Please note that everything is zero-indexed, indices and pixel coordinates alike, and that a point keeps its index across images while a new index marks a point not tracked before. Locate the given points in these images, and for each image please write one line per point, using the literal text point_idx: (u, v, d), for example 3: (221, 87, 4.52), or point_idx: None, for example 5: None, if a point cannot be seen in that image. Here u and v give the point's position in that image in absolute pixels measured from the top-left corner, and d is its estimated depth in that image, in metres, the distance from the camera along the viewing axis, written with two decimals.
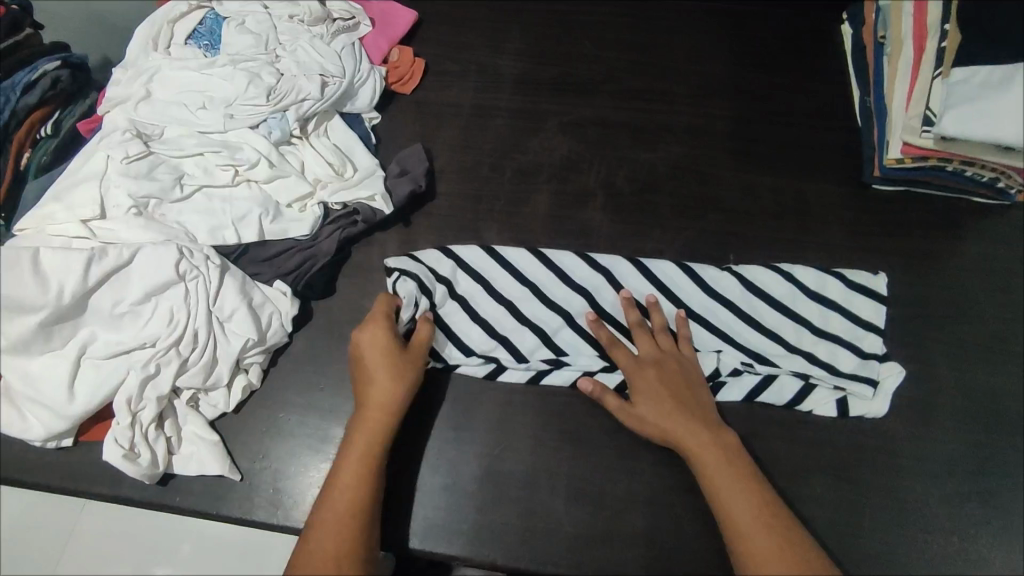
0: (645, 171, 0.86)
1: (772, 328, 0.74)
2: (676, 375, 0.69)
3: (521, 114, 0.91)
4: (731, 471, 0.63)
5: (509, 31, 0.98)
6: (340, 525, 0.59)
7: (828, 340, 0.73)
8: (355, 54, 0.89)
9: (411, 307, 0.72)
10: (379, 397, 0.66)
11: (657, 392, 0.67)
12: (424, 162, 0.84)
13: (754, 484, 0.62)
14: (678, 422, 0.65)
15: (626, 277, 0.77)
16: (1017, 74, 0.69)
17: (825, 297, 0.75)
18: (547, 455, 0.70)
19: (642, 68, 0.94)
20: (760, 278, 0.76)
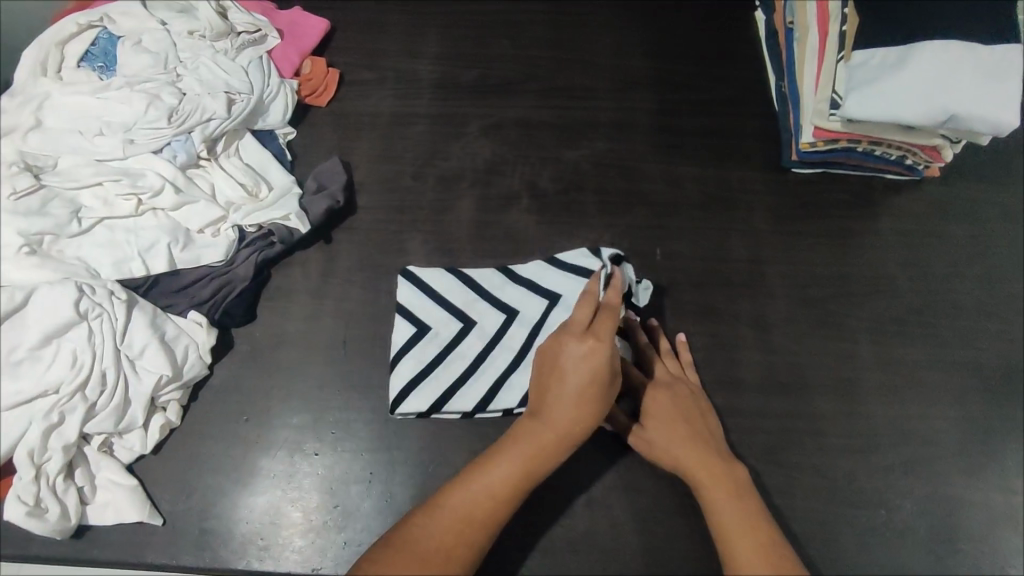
0: (568, 169, 0.86)
1: None
2: (688, 401, 0.67)
3: (441, 119, 0.89)
4: (725, 489, 0.60)
5: (425, 34, 0.96)
6: (436, 547, 0.55)
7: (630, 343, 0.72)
8: (263, 69, 0.86)
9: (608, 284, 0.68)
10: (558, 423, 0.60)
11: (669, 416, 0.65)
12: (342, 176, 0.82)
13: (744, 501, 0.60)
14: (685, 446, 0.63)
15: (549, 283, 0.75)
16: (912, 54, 0.70)
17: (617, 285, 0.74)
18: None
19: (561, 65, 0.94)
20: (550, 283, 0.75)
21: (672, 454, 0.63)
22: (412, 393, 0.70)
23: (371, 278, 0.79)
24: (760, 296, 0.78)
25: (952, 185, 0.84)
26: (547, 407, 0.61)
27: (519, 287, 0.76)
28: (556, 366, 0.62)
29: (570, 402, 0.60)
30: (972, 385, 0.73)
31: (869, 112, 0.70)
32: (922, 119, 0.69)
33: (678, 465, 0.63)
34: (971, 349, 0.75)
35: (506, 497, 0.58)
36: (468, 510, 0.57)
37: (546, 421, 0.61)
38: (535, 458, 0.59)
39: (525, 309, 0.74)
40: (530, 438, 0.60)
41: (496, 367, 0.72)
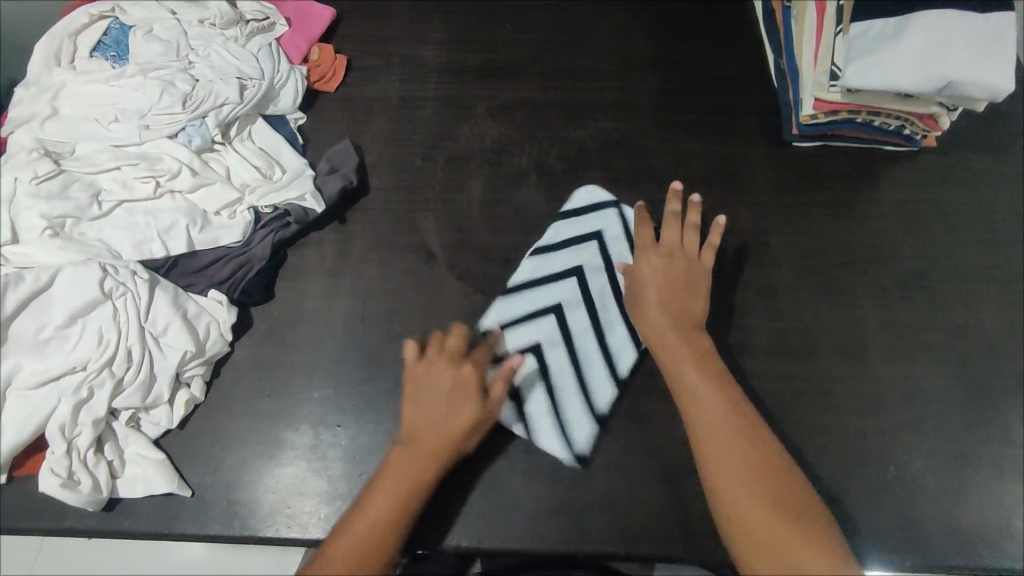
0: (575, 147, 0.88)
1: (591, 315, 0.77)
2: (677, 277, 0.70)
3: (449, 101, 0.91)
4: (694, 360, 0.65)
5: (429, 23, 0.99)
6: (374, 533, 0.58)
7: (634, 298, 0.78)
8: (272, 55, 0.87)
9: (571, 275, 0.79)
10: (421, 450, 0.62)
11: (658, 286, 0.69)
12: (354, 158, 0.84)
13: (694, 377, 0.64)
14: (664, 322, 0.67)
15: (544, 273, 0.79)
16: (907, 24, 0.72)
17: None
18: (506, 432, 0.71)
19: (564, 48, 0.96)
20: (556, 277, 0.79)
21: (655, 321, 0.68)
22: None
23: (387, 256, 0.80)
24: (766, 266, 0.80)
25: (949, 154, 0.86)
26: (412, 433, 0.63)
27: (530, 281, 0.78)
28: (421, 393, 0.65)
29: (422, 418, 0.63)
30: (973, 345, 0.75)
31: (869, 83, 0.72)
32: (919, 87, 0.71)
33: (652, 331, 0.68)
34: (972, 310, 0.77)
35: (411, 490, 0.60)
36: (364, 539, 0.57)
37: (411, 450, 0.62)
38: (419, 475, 0.61)
39: (550, 291, 0.78)
40: (400, 469, 0.61)
41: (558, 355, 0.74)
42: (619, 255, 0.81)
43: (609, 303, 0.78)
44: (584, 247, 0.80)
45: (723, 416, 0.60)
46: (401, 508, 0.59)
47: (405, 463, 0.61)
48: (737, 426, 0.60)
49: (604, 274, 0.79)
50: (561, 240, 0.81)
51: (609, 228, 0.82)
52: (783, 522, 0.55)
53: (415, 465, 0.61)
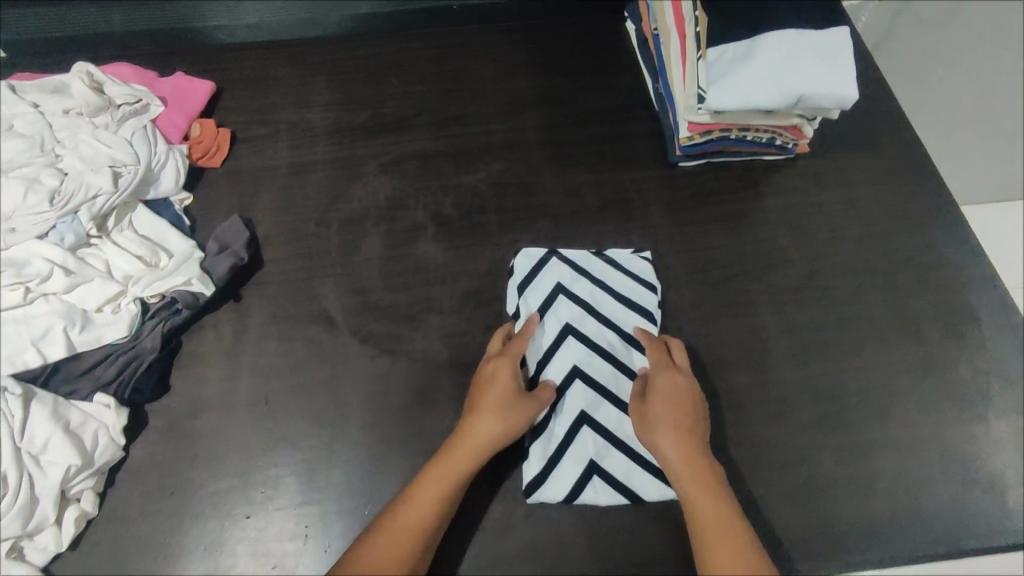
0: (470, 193, 0.88)
1: (595, 340, 0.77)
2: (694, 401, 0.68)
3: (339, 163, 0.90)
4: (700, 483, 0.62)
5: (313, 86, 0.99)
6: (382, 560, 0.58)
7: (630, 311, 0.79)
8: (148, 138, 0.85)
9: (573, 308, 0.78)
10: (482, 434, 0.65)
11: (669, 416, 0.66)
12: (244, 233, 0.82)
13: (705, 501, 0.61)
14: (677, 453, 0.64)
15: (543, 310, 0.78)
16: (756, 45, 0.76)
17: (598, 266, 0.81)
18: (531, 485, 0.70)
19: (451, 96, 0.97)
20: (556, 310, 0.78)
21: (665, 449, 0.65)
22: (549, 484, 0.70)
23: (287, 329, 0.78)
24: (666, 288, 0.82)
25: (822, 158, 0.91)
26: (470, 419, 0.67)
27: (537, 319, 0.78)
28: (486, 383, 0.69)
29: (486, 405, 0.67)
30: (867, 337, 0.78)
31: (728, 103, 0.76)
32: (773, 102, 0.75)
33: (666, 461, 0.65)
34: (861, 303, 0.81)
35: (434, 506, 0.62)
36: (390, 539, 0.59)
37: (469, 435, 0.66)
38: (464, 465, 0.64)
39: (561, 362, 0.76)
40: (454, 453, 0.65)
41: (607, 410, 0.74)
42: (587, 295, 0.79)
43: (609, 337, 0.78)
44: (557, 307, 0.78)
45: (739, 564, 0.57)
46: (445, 489, 0.63)
47: (460, 449, 0.65)
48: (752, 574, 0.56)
49: (586, 316, 0.78)
50: (536, 312, 0.78)
51: (569, 279, 0.80)
52: None
53: (470, 452, 0.65)
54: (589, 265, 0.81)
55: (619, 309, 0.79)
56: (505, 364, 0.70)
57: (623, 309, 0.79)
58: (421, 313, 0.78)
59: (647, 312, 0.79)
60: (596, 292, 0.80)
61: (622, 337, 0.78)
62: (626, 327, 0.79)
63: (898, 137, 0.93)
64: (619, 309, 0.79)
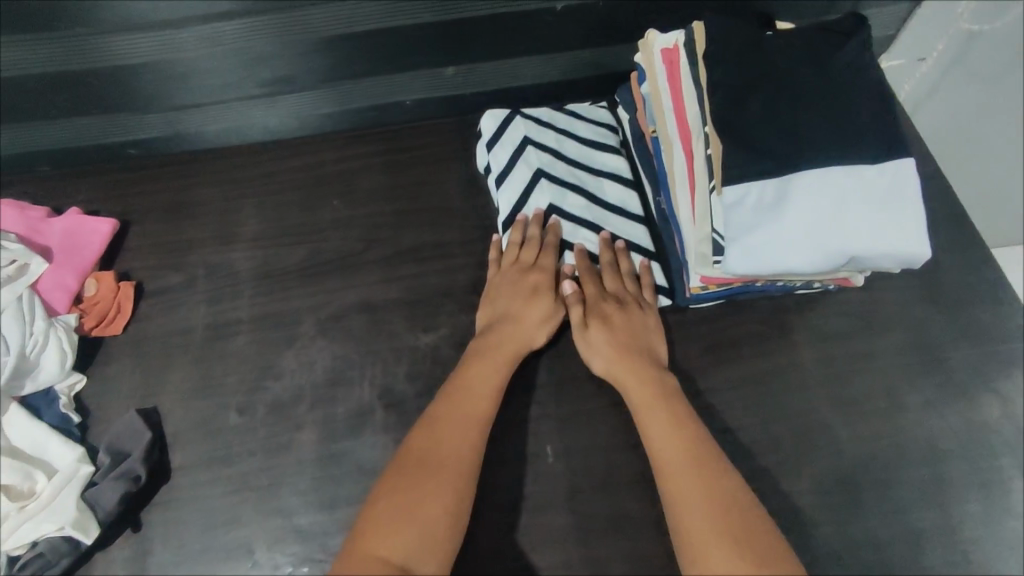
0: (429, 358, 0.71)
1: (570, 179, 0.79)
2: (633, 309, 0.69)
3: (267, 322, 0.74)
4: (647, 384, 0.63)
5: (240, 213, 0.82)
6: (454, 415, 0.61)
7: (593, 148, 0.82)
8: (24, 313, 0.66)
9: (544, 146, 0.80)
10: (539, 315, 0.68)
11: (613, 327, 0.67)
12: (146, 434, 0.65)
13: (640, 388, 0.64)
14: (625, 360, 0.65)
15: (518, 158, 0.79)
16: (789, 188, 0.57)
17: (560, 119, 0.83)
18: None
19: (406, 218, 0.80)
20: (531, 157, 0.78)
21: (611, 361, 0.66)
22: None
23: (197, 572, 0.62)
24: None
25: (869, 289, 0.72)
26: (518, 298, 0.69)
27: (513, 167, 0.79)
28: (529, 274, 0.71)
29: (539, 289, 0.70)
30: (937, 554, 0.62)
31: (755, 267, 0.58)
32: (814, 267, 0.57)
33: (613, 371, 0.66)
34: (928, 501, 0.63)
35: (501, 368, 0.65)
36: (459, 401, 0.62)
37: (528, 316, 0.68)
38: (529, 339, 0.68)
39: (536, 204, 0.77)
40: (514, 327, 0.68)
41: (584, 234, 0.76)
42: (554, 142, 0.81)
43: (580, 175, 0.79)
44: (527, 155, 0.79)
45: (688, 454, 0.58)
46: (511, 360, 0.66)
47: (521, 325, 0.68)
48: (702, 462, 0.57)
49: (556, 161, 0.79)
50: (506, 162, 0.79)
51: (535, 133, 0.80)
52: (726, 543, 0.52)
53: (533, 325, 0.68)
54: (551, 120, 0.82)
55: (586, 150, 0.82)
56: (547, 254, 0.72)
57: (587, 149, 0.82)
58: None
59: (609, 147, 0.83)
60: (562, 140, 0.81)
61: (591, 172, 0.80)
62: (596, 165, 0.81)
63: (962, 256, 0.74)
64: (584, 151, 0.81)
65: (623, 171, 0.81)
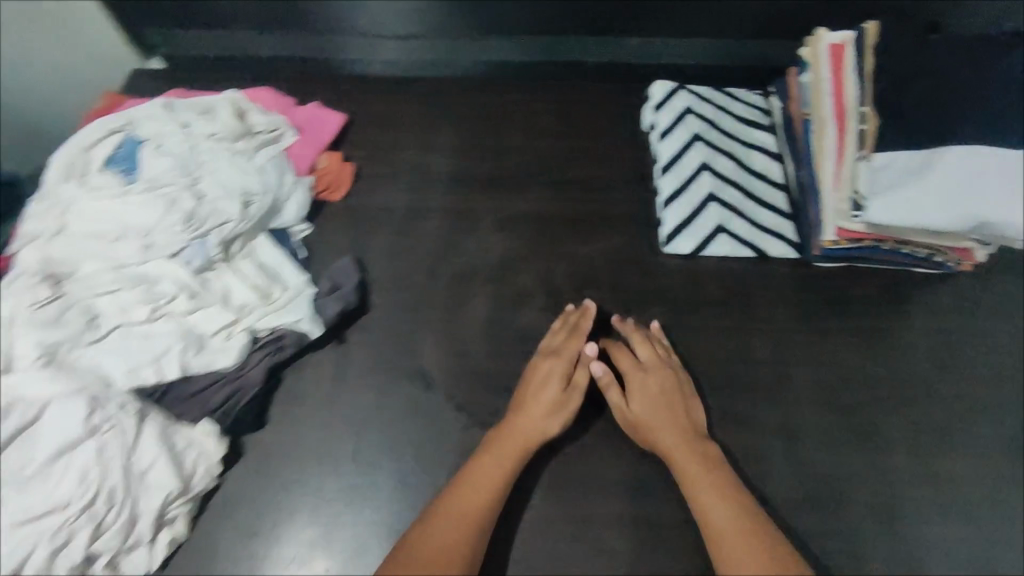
0: (585, 264, 0.86)
1: (721, 146, 0.92)
2: (667, 384, 0.74)
3: (454, 214, 0.90)
4: (688, 448, 0.70)
5: (438, 127, 0.98)
6: (469, 496, 0.66)
7: (745, 125, 0.95)
8: (280, 168, 0.87)
9: (704, 116, 0.93)
10: (567, 395, 0.73)
11: (650, 401, 0.73)
12: (354, 276, 0.83)
13: (680, 450, 0.70)
14: (666, 426, 0.71)
15: (679, 123, 0.93)
16: (935, 157, 0.69)
17: (720, 97, 0.96)
18: (668, 239, 0.86)
19: (577, 154, 0.95)
20: (691, 123, 0.92)
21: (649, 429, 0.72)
22: (684, 236, 0.86)
23: (386, 383, 0.78)
24: (784, 400, 0.76)
25: (987, 278, 0.81)
26: (545, 382, 0.74)
27: (673, 130, 0.93)
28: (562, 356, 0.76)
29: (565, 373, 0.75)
30: (1016, 503, 0.70)
31: (894, 218, 0.70)
32: (948, 224, 0.69)
33: (654, 441, 0.71)
34: (1014, 459, 0.72)
35: (515, 455, 0.70)
36: (472, 484, 0.67)
37: (549, 400, 0.73)
38: (545, 427, 0.71)
39: (690, 160, 0.90)
40: (528, 416, 0.72)
41: (729, 192, 0.88)
42: (711, 115, 0.94)
43: (731, 144, 0.92)
44: (687, 121, 0.93)
45: (726, 506, 0.65)
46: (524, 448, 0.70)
47: (533, 414, 0.72)
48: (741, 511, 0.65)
49: (711, 129, 0.93)
50: (669, 124, 0.94)
51: (697, 105, 0.94)
52: None
53: (553, 410, 0.72)
54: (712, 96, 0.96)
55: (739, 126, 0.94)
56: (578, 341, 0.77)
57: (740, 125, 0.95)
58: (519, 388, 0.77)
59: (761, 126, 0.95)
60: (720, 114, 0.95)
61: (741, 144, 0.93)
62: (746, 139, 0.94)
63: None
64: (737, 126, 0.94)
65: (771, 147, 0.94)
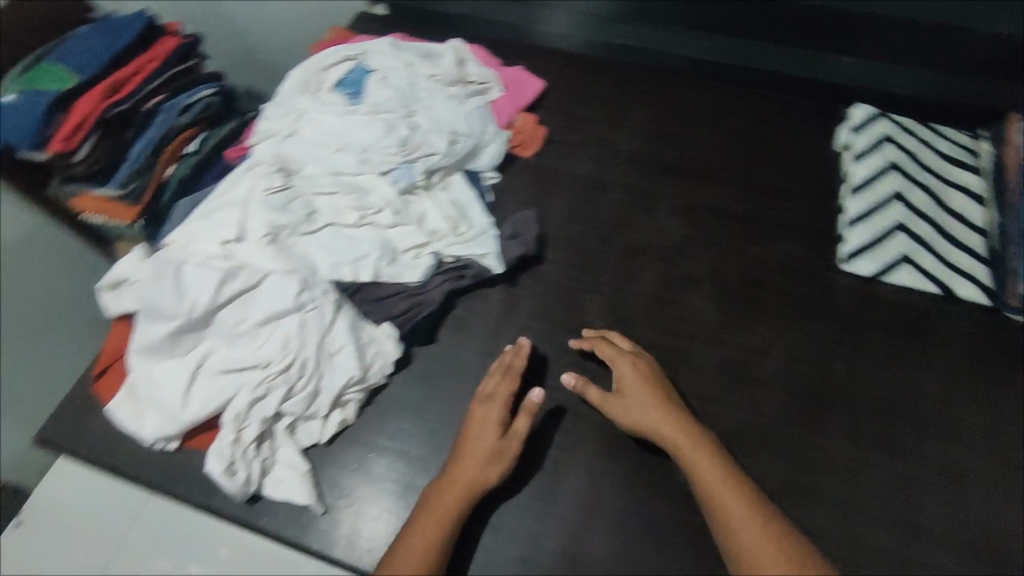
0: (755, 264, 0.87)
1: (918, 179, 0.90)
2: (640, 392, 0.72)
3: (634, 191, 0.94)
4: (694, 443, 0.68)
5: (628, 111, 1.02)
6: (442, 510, 0.66)
7: (948, 162, 0.91)
8: (484, 117, 0.94)
9: (903, 147, 0.92)
10: (488, 444, 0.69)
11: (643, 401, 0.71)
12: (535, 229, 0.88)
13: (685, 448, 0.68)
14: (652, 418, 0.70)
15: (874, 149, 0.92)
16: None
17: (924, 130, 0.94)
18: (848, 258, 0.85)
19: (763, 158, 0.96)
20: (886, 152, 0.91)
21: (646, 423, 0.70)
22: (865, 257, 0.85)
23: (551, 332, 0.83)
24: (946, 440, 0.75)
25: None
26: (490, 424, 0.71)
27: (867, 154, 0.92)
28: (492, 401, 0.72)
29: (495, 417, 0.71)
30: None
31: None
32: None
33: (653, 434, 0.70)
34: None
35: (479, 482, 0.68)
36: (444, 500, 0.67)
37: (502, 441, 0.70)
38: (484, 467, 0.68)
39: (882, 187, 0.89)
40: (476, 444, 0.70)
41: (920, 225, 0.86)
42: (912, 147, 0.92)
43: (929, 179, 0.90)
44: (885, 149, 0.91)
45: (740, 501, 0.64)
46: (478, 475, 0.68)
47: (475, 447, 0.69)
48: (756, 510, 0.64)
49: (909, 161, 0.91)
50: (864, 148, 0.92)
51: (897, 134, 0.93)
52: None
53: (487, 445, 0.69)
54: (915, 128, 0.93)
55: (940, 162, 0.91)
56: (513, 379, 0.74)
57: (942, 161, 0.91)
58: (675, 364, 0.81)
59: (966, 165, 0.91)
60: (922, 147, 0.92)
61: (941, 180, 0.90)
62: (947, 176, 0.90)
63: None
64: (939, 162, 0.91)
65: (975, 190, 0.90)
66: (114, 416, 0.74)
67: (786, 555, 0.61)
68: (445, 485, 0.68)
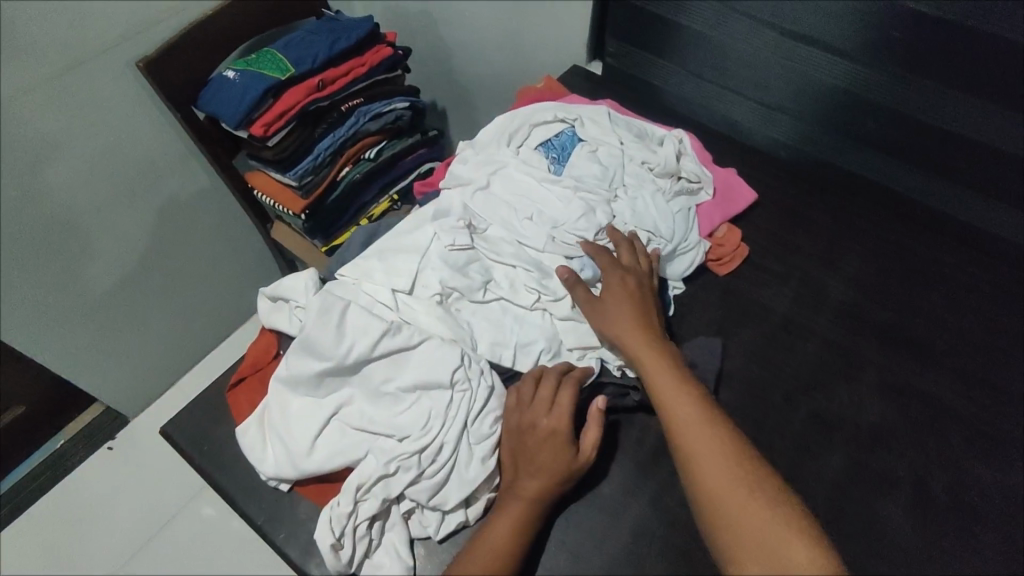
0: (975, 487, 0.71)
1: None
2: (622, 305, 0.73)
3: (836, 351, 0.81)
4: (656, 359, 0.69)
5: (847, 251, 0.89)
6: (514, 520, 0.65)
7: None
8: (688, 222, 0.85)
9: None
10: (548, 447, 0.66)
11: (620, 311, 0.73)
12: (716, 363, 0.77)
13: (648, 362, 0.69)
14: (628, 328, 0.71)
15: None
16: None
17: None
18: None
19: (1003, 355, 0.80)
20: None
21: (619, 333, 0.72)
22: None
23: None
24: None
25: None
26: (555, 432, 0.66)
27: None
28: (560, 405, 0.67)
29: (552, 426, 0.67)
30: None
31: None
32: None
33: (624, 345, 0.71)
34: None
35: (544, 495, 0.66)
36: (516, 513, 0.65)
37: (559, 441, 0.67)
38: (558, 477, 0.66)
39: None
40: (545, 449, 0.66)
41: None
42: None
43: None
44: None
45: (699, 418, 0.63)
46: (548, 489, 0.66)
47: (546, 457, 0.66)
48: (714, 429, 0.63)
49: None
50: None
51: None
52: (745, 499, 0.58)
53: (558, 454, 0.66)
54: None
55: None
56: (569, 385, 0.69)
57: None
58: None
59: None
60: None
61: None
62: None
63: None
64: None
65: None
66: (241, 438, 0.72)
67: (739, 475, 0.59)
68: (516, 496, 0.66)
